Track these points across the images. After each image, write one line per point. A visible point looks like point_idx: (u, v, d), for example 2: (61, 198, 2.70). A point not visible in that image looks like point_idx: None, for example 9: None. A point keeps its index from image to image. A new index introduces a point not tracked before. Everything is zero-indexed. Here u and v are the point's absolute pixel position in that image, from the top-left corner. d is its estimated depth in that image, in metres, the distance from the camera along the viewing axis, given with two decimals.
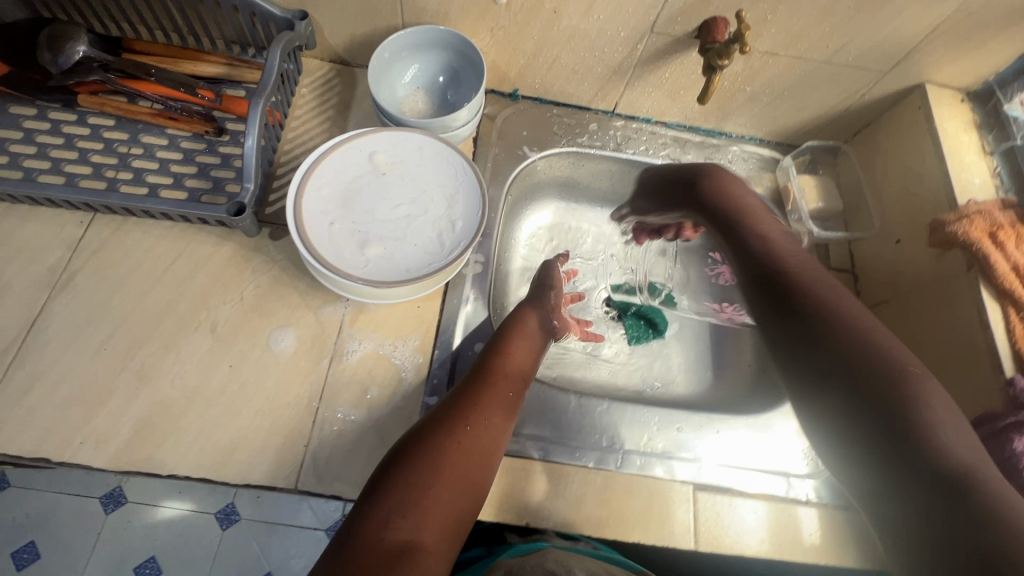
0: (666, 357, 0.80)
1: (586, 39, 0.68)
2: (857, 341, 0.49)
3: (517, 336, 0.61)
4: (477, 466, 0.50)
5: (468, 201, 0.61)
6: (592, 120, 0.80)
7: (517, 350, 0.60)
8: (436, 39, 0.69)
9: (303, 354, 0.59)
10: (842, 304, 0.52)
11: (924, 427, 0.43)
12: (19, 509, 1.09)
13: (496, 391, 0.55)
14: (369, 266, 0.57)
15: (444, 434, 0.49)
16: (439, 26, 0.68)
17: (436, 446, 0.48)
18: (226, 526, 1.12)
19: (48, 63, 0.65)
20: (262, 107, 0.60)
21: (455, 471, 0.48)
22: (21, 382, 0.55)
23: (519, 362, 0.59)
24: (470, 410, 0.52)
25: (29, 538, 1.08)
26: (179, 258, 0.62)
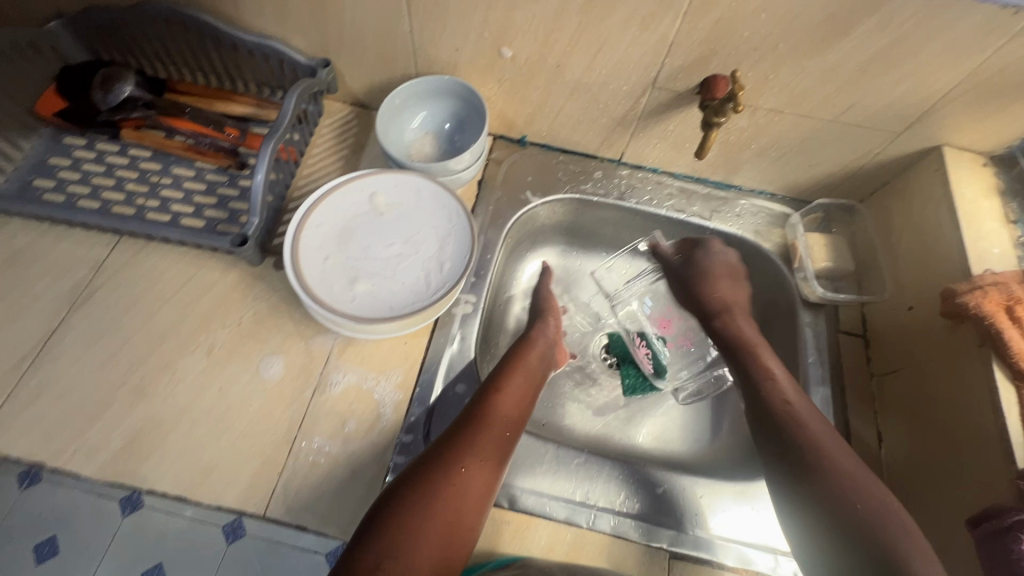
0: (662, 412, 0.78)
1: (590, 92, 0.70)
2: (809, 437, 0.54)
3: (512, 373, 0.62)
4: (473, 505, 0.50)
5: (458, 245, 0.63)
6: (598, 168, 0.81)
7: (516, 385, 0.61)
8: (443, 89, 0.73)
9: (289, 381, 0.61)
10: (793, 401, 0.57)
11: (869, 513, 0.49)
12: None
13: (493, 426, 0.55)
14: (355, 301, 0.59)
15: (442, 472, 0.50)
16: (446, 76, 0.72)
17: (429, 487, 0.49)
18: None
19: (99, 101, 0.72)
20: (274, 146, 0.65)
21: (453, 509, 0.48)
22: (34, 388, 0.59)
23: (519, 398, 0.60)
24: (467, 447, 0.53)
25: None
26: (188, 281, 0.66)
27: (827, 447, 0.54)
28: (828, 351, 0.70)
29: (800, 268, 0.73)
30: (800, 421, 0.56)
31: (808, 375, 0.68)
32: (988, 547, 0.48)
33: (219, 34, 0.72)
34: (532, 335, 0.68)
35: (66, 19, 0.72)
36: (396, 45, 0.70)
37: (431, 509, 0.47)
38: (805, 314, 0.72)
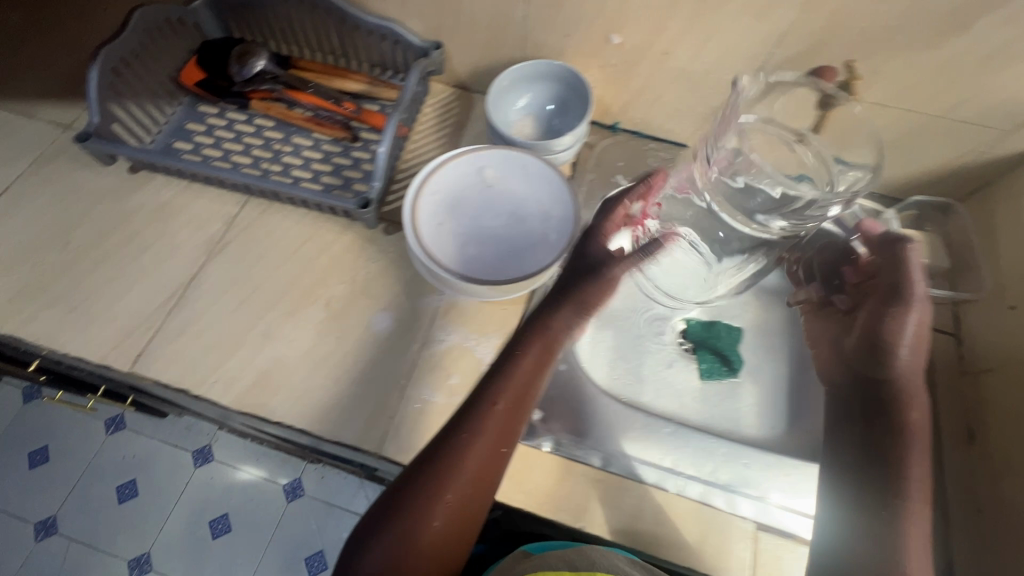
0: (736, 397, 0.81)
1: (692, 81, 0.72)
2: (885, 456, 0.58)
3: (507, 373, 0.55)
4: (460, 525, 0.50)
5: (562, 218, 0.66)
6: (688, 157, 0.83)
7: (514, 383, 0.54)
8: (549, 73, 0.76)
9: (399, 335, 0.67)
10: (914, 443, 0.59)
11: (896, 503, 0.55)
12: (124, 450, 1.47)
13: (480, 446, 0.51)
14: (469, 265, 0.64)
15: (426, 498, 0.49)
16: (554, 61, 0.75)
17: (416, 516, 0.49)
18: (292, 498, 1.40)
19: (234, 73, 0.79)
20: (396, 121, 0.70)
21: (441, 534, 0.49)
22: (177, 325, 0.66)
23: (512, 404, 0.54)
24: (453, 469, 0.50)
25: (130, 476, 1.45)
26: (308, 239, 0.72)
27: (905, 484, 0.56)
28: (918, 348, 0.71)
29: None
30: (911, 478, 0.57)
31: None
32: None
33: (345, 16, 0.78)
34: (555, 321, 0.58)
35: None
36: (508, 29, 0.74)
37: (414, 535, 0.48)
38: None
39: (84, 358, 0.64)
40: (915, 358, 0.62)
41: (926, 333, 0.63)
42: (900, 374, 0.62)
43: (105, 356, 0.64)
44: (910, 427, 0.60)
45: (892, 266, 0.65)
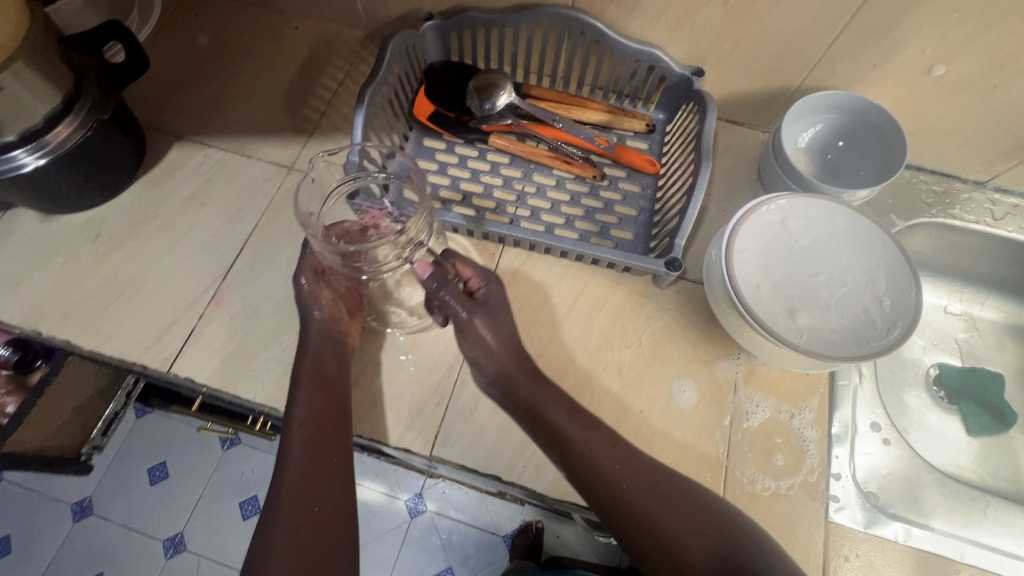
0: (1013, 453, 0.75)
1: (1011, 114, 0.65)
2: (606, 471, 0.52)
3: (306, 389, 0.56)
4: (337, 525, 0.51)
5: (891, 276, 0.61)
6: (963, 191, 0.75)
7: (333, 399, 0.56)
8: (853, 109, 0.67)
9: (705, 408, 0.61)
10: (598, 459, 0.53)
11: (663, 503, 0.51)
12: (243, 466, 1.30)
13: (317, 453, 0.53)
14: (802, 335, 0.60)
15: (306, 505, 0.51)
16: (869, 98, 0.65)
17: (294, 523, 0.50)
18: (413, 515, 1.21)
19: (474, 106, 0.73)
20: (707, 168, 0.63)
21: (306, 527, 0.50)
22: (467, 400, 0.60)
23: (323, 414, 0.55)
24: (303, 476, 0.52)
25: (253, 493, 1.28)
26: (580, 297, 0.66)
27: (643, 481, 0.52)
28: None
29: None
30: (621, 491, 0.51)
31: None
32: None
33: (600, 39, 0.70)
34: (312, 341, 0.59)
35: (439, 21, 0.73)
36: (799, 57, 0.66)
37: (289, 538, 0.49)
38: None
39: (379, 441, 0.59)
40: (551, 392, 0.56)
41: (517, 338, 0.59)
42: (504, 368, 0.57)
43: (400, 438, 0.58)
44: (586, 453, 0.53)
45: (502, 306, 0.60)
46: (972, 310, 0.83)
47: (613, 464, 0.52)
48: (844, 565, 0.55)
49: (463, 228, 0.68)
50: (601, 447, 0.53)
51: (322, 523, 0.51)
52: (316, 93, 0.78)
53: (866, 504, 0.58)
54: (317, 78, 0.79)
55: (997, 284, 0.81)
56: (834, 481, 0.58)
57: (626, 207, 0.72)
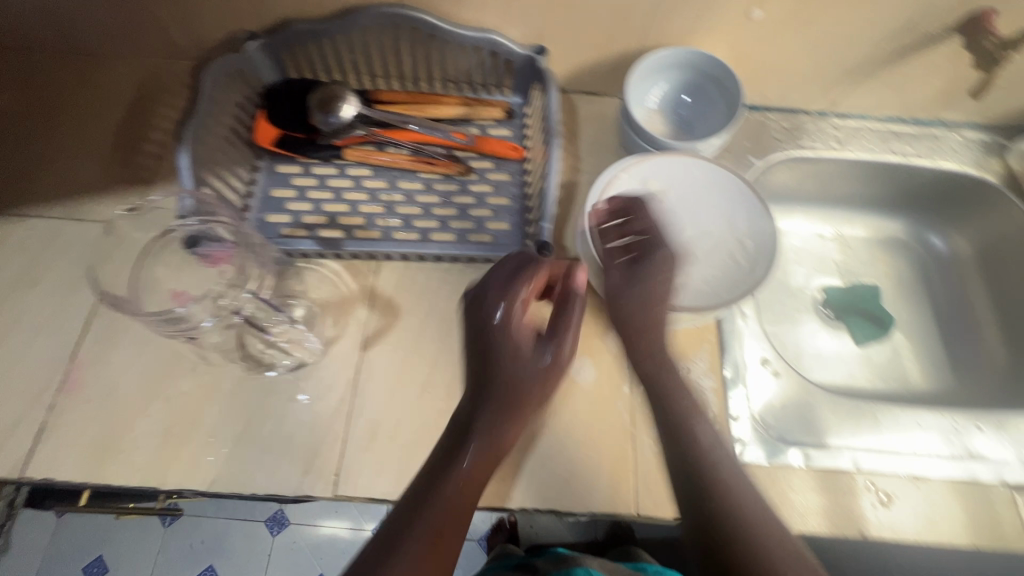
0: (897, 354, 0.81)
1: (831, 44, 0.68)
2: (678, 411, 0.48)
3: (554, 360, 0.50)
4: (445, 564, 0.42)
5: (750, 215, 0.64)
6: (809, 122, 0.79)
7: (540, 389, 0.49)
8: (690, 63, 0.68)
9: (604, 381, 0.62)
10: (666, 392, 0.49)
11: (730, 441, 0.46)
12: (195, 536, 1.28)
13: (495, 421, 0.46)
14: (675, 291, 0.61)
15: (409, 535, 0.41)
16: (701, 51, 0.67)
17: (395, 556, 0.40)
18: None
19: (320, 122, 0.69)
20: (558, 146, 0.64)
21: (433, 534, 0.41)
22: (363, 428, 0.58)
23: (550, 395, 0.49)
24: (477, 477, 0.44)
25: (208, 562, 1.26)
26: None
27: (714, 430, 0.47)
28: None
29: None
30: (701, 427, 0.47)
31: None
32: None
33: (436, 33, 0.67)
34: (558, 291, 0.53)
35: (264, 39, 0.68)
36: (630, 22, 0.67)
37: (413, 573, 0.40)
38: None
39: (275, 495, 0.55)
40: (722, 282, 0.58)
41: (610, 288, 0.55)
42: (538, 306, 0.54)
43: (297, 487, 0.55)
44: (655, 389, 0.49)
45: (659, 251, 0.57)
46: (843, 230, 0.88)
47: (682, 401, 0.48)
48: None
49: (329, 252, 0.65)
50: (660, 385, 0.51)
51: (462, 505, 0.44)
52: (148, 136, 0.71)
53: (765, 439, 0.60)
54: (147, 121, 0.72)
55: (860, 202, 0.87)
56: (733, 422, 0.60)
57: (499, 198, 0.71)
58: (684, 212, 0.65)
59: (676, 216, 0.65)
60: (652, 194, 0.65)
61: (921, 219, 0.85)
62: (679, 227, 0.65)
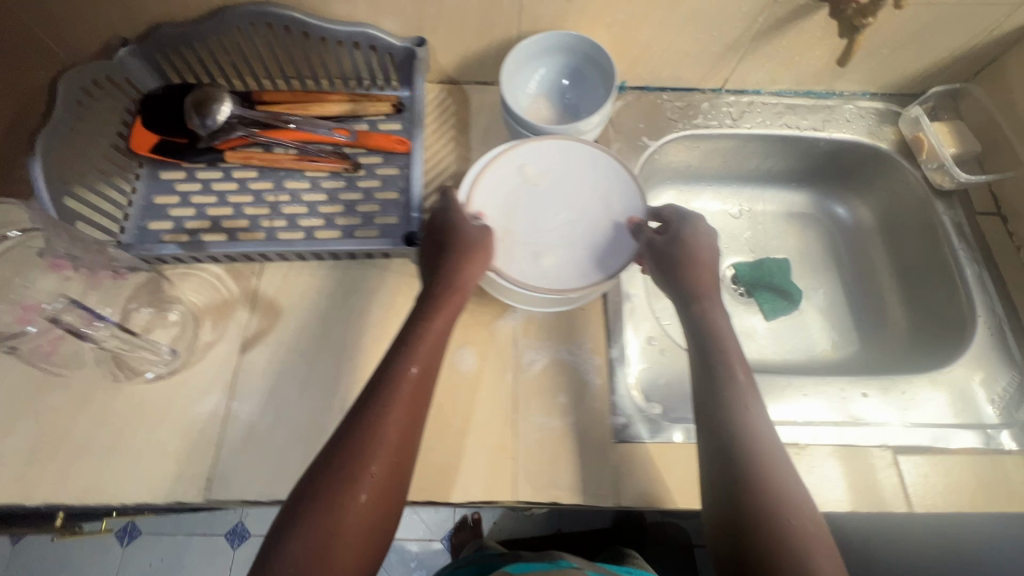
0: (805, 325, 0.81)
1: (706, 20, 0.68)
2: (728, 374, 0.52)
3: (433, 314, 0.55)
4: (392, 493, 0.47)
5: (627, 195, 0.65)
6: (703, 100, 0.79)
7: (432, 336, 0.54)
8: (564, 46, 0.68)
9: (487, 369, 0.61)
10: (751, 403, 0.51)
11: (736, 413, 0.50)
12: (154, 555, 1.25)
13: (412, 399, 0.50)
14: (546, 273, 0.61)
15: (340, 488, 0.45)
16: (572, 34, 0.67)
17: (336, 505, 0.44)
18: None
19: (197, 126, 0.68)
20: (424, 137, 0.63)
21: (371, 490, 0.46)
22: (239, 430, 0.57)
23: (437, 337, 0.54)
24: (392, 419, 0.48)
25: None
26: (349, 294, 0.64)
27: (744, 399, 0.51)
28: (972, 235, 0.72)
29: (931, 159, 0.74)
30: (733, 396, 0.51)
31: (958, 258, 0.71)
32: None
33: (308, 30, 0.67)
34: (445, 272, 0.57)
35: (136, 45, 0.67)
36: (502, 9, 0.66)
37: (342, 512, 0.44)
38: (940, 204, 0.73)
39: (147, 503, 0.54)
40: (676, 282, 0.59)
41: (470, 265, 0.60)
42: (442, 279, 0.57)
43: (169, 493, 0.55)
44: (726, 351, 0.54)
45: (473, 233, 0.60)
46: (754, 205, 0.88)
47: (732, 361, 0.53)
48: (635, 479, 0.57)
49: (192, 257, 0.63)
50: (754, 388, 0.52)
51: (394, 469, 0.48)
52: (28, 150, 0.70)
53: (638, 418, 0.60)
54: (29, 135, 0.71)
55: (768, 177, 0.87)
56: (617, 402, 0.60)
57: (387, 192, 0.70)
58: (563, 195, 0.65)
59: (554, 200, 0.65)
60: (530, 179, 0.65)
61: (824, 190, 0.86)
62: (558, 211, 0.65)
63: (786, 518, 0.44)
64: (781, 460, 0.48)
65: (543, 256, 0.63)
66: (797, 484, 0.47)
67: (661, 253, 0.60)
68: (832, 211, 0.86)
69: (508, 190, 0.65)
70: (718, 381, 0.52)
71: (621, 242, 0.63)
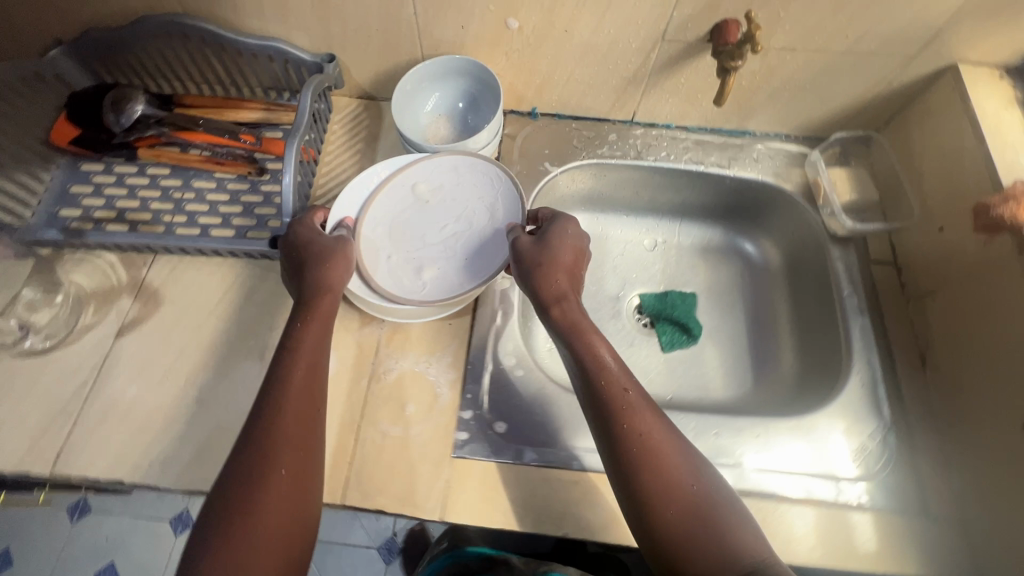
0: (702, 361, 0.80)
1: (599, 54, 0.70)
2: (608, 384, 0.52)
3: (308, 329, 0.56)
4: (307, 481, 0.49)
5: (507, 209, 0.68)
6: (612, 131, 0.81)
7: (312, 339, 0.55)
8: (458, 69, 0.72)
9: (343, 374, 0.63)
10: (629, 397, 0.52)
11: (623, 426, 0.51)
12: (98, 533, 1.23)
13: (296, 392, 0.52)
14: (428, 287, 0.66)
15: (249, 492, 0.47)
16: (461, 57, 0.70)
17: (257, 510, 0.46)
18: None
19: (112, 123, 0.73)
20: (297, 145, 0.65)
21: (284, 485, 0.48)
22: (98, 409, 0.61)
23: (316, 345, 0.55)
24: (285, 424, 0.50)
25: (109, 560, 1.21)
26: (229, 290, 0.67)
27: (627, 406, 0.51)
28: (862, 282, 0.70)
29: (826, 205, 0.74)
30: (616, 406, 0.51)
31: (846, 305, 0.69)
32: None
33: (223, 41, 0.72)
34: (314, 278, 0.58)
35: (68, 46, 0.73)
36: (402, 32, 0.70)
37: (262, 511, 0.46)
38: (835, 249, 0.73)
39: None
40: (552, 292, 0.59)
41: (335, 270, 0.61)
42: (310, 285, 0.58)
43: (19, 463, 0.58)
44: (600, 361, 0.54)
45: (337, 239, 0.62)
46: (670, 238, 0.88)
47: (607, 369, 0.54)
48: (465, 495, 0.57)
49: (74, 242, 0.67)
50: (627, 379, 0.53)
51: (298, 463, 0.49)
52: None
53: (553, 457, 0.60)
54: None
55: (683, 211, 0.87)
56: (462, 417, 0.61)
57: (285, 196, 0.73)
58: (451, 211, 0.69)
59: (441, 214, 0.69)
60: (419, 195, 0.69)
61: (734, 227, 0.86)
62: (445, 226, 0.69)
63: (680, 500, 0.48)
64: (661, 441, 0.50)
65: (427, 269, 0.67)
66: (695, 479, 0.49)
67: (527, 257, 0.60)
68: (743, 249, 0.86)
69: (397, 207, 0.69)
70: (594, 387, 0.53)
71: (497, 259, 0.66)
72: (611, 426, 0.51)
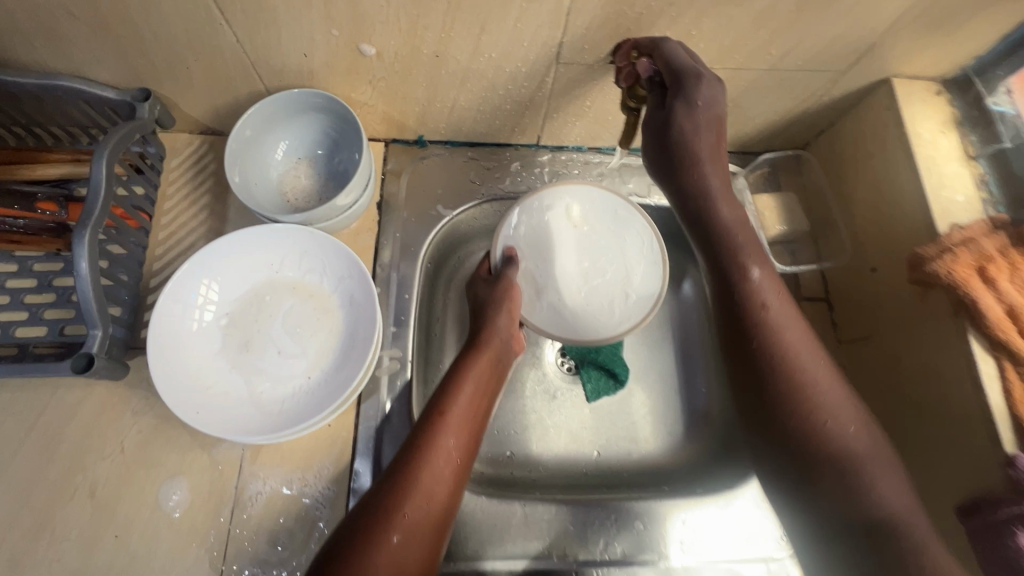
0: (630, 410, 0.70)
1: (484, 79, 0.57)
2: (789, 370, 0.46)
3: (461, 380, 0.52)
4: (428, 540, 0.43)
5: (644, 277, 0.62)
6: (515, 158, 0.69)
7: (474, 384, 0.53)
8: (305, 106, 0.59)
9: (200, 507, 0.52)
10: (822, 389, 0.45)
11: (807, 422, 0.44)
12: None
13: (455, 420, 0.49)
14: (543, 315, 0.62)
15: (379, 527, 0.42)
16: (307, 92, 0.57)
17: (359, 573, 0.39)
18: None
19: None
20: (93, 229, 0.50)
21: (410, 519, 0.43)
22: None
23: (473, 407, 0.51)
24: (441, 448, 0.47)
25: None
26: (44, 410, 0.54)
27: (813, 406, 0.45)
28: None
29: None
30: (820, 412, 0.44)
31: None
32: (985, 538, 0.44)
33: None
34: (489, 329, 0.57)
35: None
36: (228, 63, 0.54)
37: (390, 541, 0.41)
38: None
39: None
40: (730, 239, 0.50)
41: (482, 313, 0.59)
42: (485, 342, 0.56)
43: None
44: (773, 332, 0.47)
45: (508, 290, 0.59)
46: None
47: (792, 350, 0.46)
48: None
49: None
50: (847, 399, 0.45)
51: (428, 498, 0.45)
52: None
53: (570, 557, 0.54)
54: None
55: None
56: None
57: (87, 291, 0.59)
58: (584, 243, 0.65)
59: (579, 247, 0.65)
60: (573, 221, 0.65)
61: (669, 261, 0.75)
62: (574, 258, 0.65)
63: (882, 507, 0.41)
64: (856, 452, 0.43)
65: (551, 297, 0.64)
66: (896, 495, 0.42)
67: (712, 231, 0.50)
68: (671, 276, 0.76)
69: (540, 224, 0.65)
70: (796, 402, 0.45)
71: (614, 309, 0.62)
72: (795, 406, 0.45)
